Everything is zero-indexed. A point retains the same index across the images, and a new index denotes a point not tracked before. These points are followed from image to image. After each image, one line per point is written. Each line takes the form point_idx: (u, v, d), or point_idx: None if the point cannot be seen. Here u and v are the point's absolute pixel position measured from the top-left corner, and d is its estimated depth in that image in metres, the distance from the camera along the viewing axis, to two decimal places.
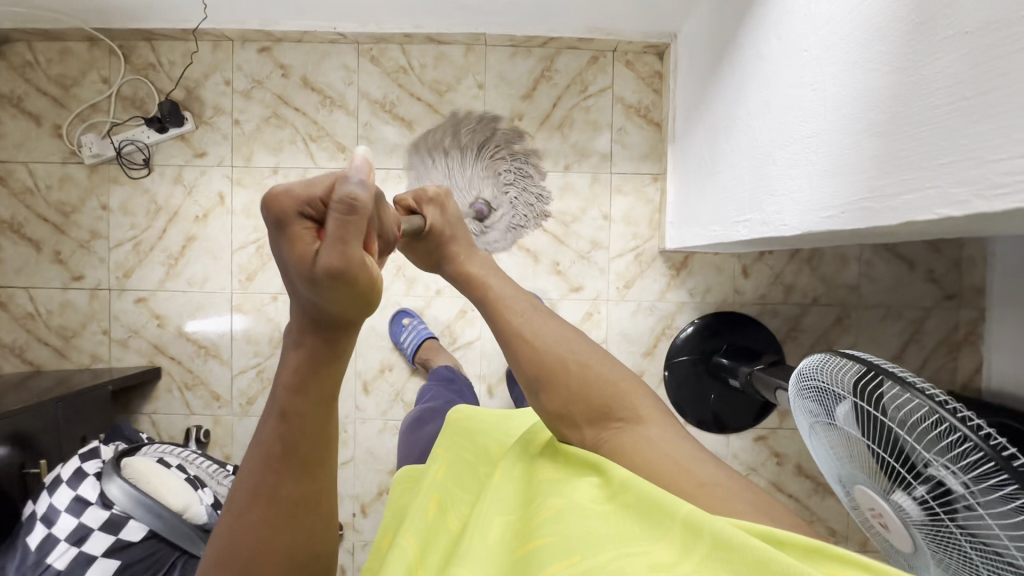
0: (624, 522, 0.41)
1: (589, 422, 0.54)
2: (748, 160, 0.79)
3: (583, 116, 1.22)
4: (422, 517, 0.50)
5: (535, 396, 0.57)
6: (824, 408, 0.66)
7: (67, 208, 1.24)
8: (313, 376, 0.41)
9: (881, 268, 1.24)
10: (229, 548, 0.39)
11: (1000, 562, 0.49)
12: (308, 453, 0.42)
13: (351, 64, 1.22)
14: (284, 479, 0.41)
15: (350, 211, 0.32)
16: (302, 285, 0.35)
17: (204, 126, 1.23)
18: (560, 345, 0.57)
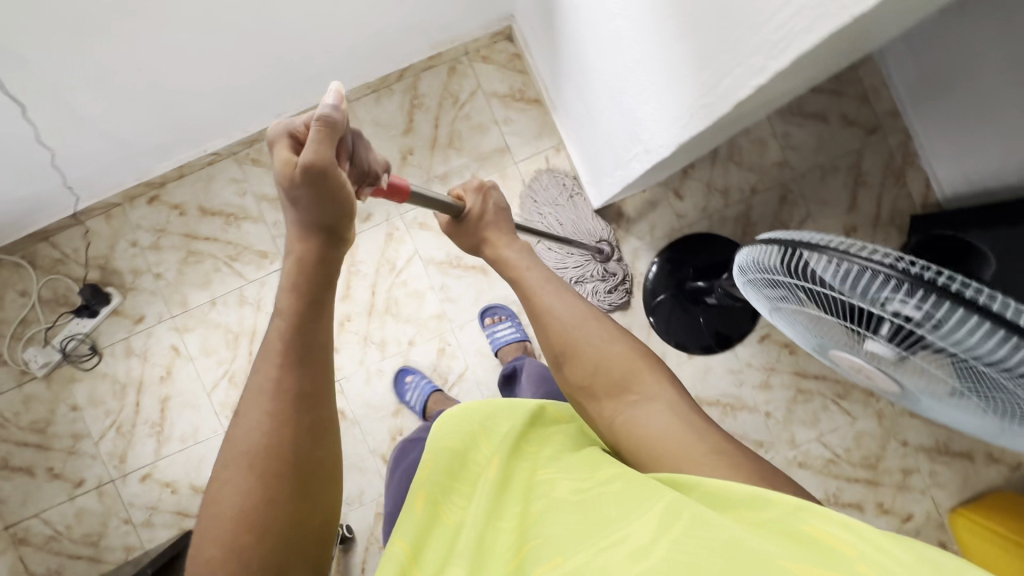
0: (602, 512, 0.48)
1: (607, 394, 0.63)
2: (612, 101, 0.80)
3: (467, 124, 1.24)
4: (408, 526, 0.54)
5: (560, 367, 0.67)
6: (772, 297, 0.67)
7: (41, 424, 1.24)
8: (301, 300, 0.51)
9: (799, 134, 1.24)
10: (236, 452, 0.47)
11: (971, 376, 0.50)
12: (307, 351, 0.51)
13: (237, 175, 1.23)
14: (286, 369, 0.50)
15: (326, 125, 0.49)
16: (287, 194, 0.50)
17: (131, 292, 1.24)
18: (580, 322, 0.67)
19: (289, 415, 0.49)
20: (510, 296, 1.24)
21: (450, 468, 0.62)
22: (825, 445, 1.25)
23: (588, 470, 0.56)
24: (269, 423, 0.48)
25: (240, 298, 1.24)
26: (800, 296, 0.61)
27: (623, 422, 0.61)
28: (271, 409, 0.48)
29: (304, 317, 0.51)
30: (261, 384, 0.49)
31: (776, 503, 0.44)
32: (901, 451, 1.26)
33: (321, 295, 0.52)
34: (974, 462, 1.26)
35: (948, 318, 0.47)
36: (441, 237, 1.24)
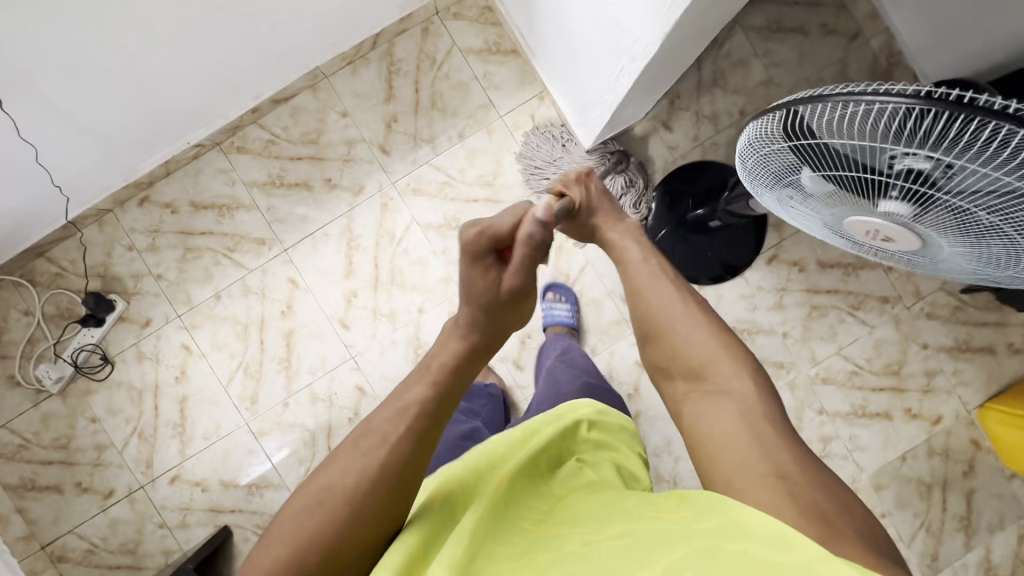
0: (608, 556, 0.44)
1: (686, 378, 0.66)
2: (590, 18, 0.79)
3: (447, 84, 1.22)
4: (423, 526, 0.53)
5: (647, 347, 0.72)
6: (782, 177, 0.66)
7: (63, 440, 1.24)
8: (445, 383, 0.62)
9: (781, 51, 1.23)
10: (341, 482, 0.54)
11: (996, 200, 0.50)
12: (430, 426, 0.59)
13: (224, 165, 1.22)
14: (406, 435, 0.57)
15: (532, 246, 0.63)
16: (480, 302, 0.65)
17: (134, 297, 1.23)
18: (662, 305, 0.71)
19: (393, 474, 0.55)
20: None
21: (478, 467, 0.59)
22: (845, 358, 1.25)
23: (603, 520, 0.51)
24: (373, 476, 0.54)
25: (244, 288, 1.23)
26: (812, 163, 0.61)
27: (695, 409, 0.63)
28: (382, 461, 0.55)
29: (443, 395, 0.61)
30: (381, 433, 0.57)
31: (796, 551, 0.36)
32: (923, 353, 1.25)
33: (463, 380, 0.64)
34: (996, 356, 1.25)
35: (972, 139, 0.46)
36: (436, 200, 1.23)
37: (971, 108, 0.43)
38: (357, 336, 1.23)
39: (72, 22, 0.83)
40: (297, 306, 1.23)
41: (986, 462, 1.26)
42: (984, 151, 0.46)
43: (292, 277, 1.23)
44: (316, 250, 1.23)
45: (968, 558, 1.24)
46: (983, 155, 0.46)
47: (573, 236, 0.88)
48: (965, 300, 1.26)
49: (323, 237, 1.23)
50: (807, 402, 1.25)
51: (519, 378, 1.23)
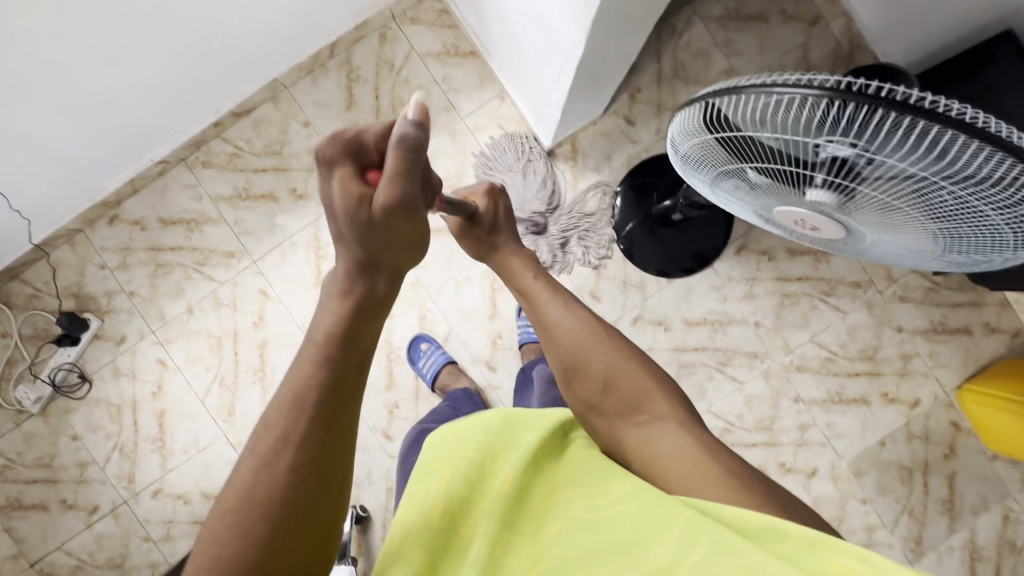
0: (620, 528, 0.46)
1: (618, 413, 0.63)
2: (525, 18, 0.79)
3: (407, 89, 1.23)
4: (423, 532, 0.52)
5: (570, 386, 0.67)
6: (714, 164, 0.65)
7: (46, 459, 1.26)
8: (337, 355, 0.51)
9: (741, 39, 1.22)
10: (245, 493, 0.46)
11: (915, 191, 0.50)
12: (327, 415, 0.49)
13: (190, 181, 1.23)
14: (305, 425, 0.48)
15: (409, 149, 0.49)
16: (348, 227, 0.51)
17: (108, 314, 1.25)
18: (579, 339, 0.67)
19: (305, 479, 0.48)
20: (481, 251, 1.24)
21: (469, 475, 0.57)
22: (819, 345, 1.25)
23: (602, 481, 0.53)
24: (291, 479, 0.47)
25: (216, 301, 1.24)
26: (741, 151, 0.60)
27: (637, 443, 0.60)
28: (292, 461, 0.47)
29: (339, 368, 0.51)
30: (281, 429, 0.48)
31: (790, 537, 0.41)
32: (898, 337, 1.25)
33: (355, 324, 0.53)
34: (973, 336, 1.24)
35: (890, 130, 0.45)
36: None
37: (883, 101, 0.42)
38: None
39: (17, 43, 0.85)
40: (268, 317, 1.24)
41: (967, 444, 1.25)
42: (899, 141, 0.46)
43: (263, 288, 1.24)
44: (285, 260, 1.24)
45: (953, 541, 1.23)
46: (897, 144, 0.46)
47: (472, 253, 0.82)
48: (938, 282, 1.25)
49: (291, 247, 1.24)
50: (783, 390, 1.24)
51: (492, 379, 1.23)
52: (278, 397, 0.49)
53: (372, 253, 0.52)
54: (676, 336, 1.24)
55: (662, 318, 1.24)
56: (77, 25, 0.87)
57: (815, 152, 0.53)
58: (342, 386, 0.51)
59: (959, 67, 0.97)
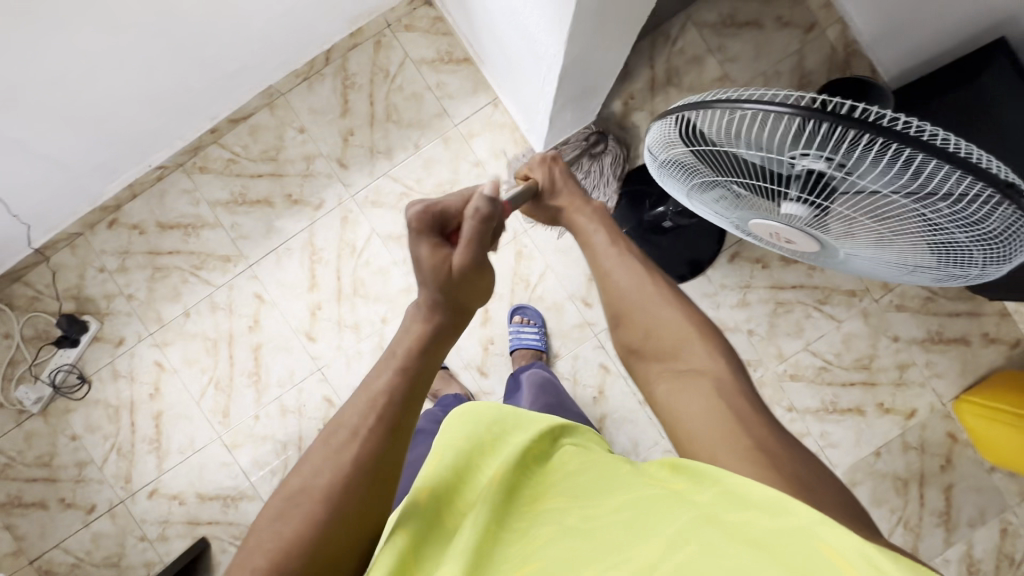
0: (610, 531, 0.43)
1: (659, 360, 0.65)
2: (510, 29, 0.80)
3: (401, 95, 1.24)
4: (412, 518, 0.49)
5: (616, 329, 0.70)
6: (692, 174, 0.65)
7: (46, 458, 1.28)
8: (414, 367, 0.54)
9: (735, 46, 1.22)
10: (317, 485, 0.47)
11: (888, 208, 0.50)
12: (399, 419, 0.51)
13: (188, 186, 1.25)
14: (380, 427, 0.50)
15: (481, 220, 0.55)
16: (435, 285, 0.56)
17: (107, 317, 1.27)
18: (630, 286, 0.69)
19: (372, 469, 0.49)
20: None
21: (460, 468, 0.54)
22: (813, 354, 1.24)
23: (599, 488, 0.50)
24: (354, 471, 0.48)
25: (212, 305, 1.26)
26: (717, 163, 0.59)
27: (670, 394, 0.61)
28: (362, 454, 0.49)
29: (417, 377, 0.54)
30: (352, 425, 0.50)
31: (790, 513, 0.38)
32: (894, 346, 1.23)
33: (437, 351, 0.57)
34: (971, 346, 1.23)
35: (860, 148, 0.45)
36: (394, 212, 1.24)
37: (852, 122, 0.42)
38: (323, 348, 1.25)
39: (15, 54, 0.87)
40: (263, 321, 1.26)
41: (965, 455, 1.23)
42: (871, 157, 0.45)
43: (258, 292, 1.26)
44: (280, 264, 1.25)
45: (949, 554, 1.22)
46: (869, 160, 0.45)
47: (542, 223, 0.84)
48: (936, 291, 1.23)
49: (286, 252, 1.25)
50: (776, 399, 1.24)
51: (484, 384, 1.23)
52: (355, 405, 0.51)
53: (453, 299, 0.57)
54: None
55: None
56: (75, 36, 0.89)
57: (789, 165, 0.52)
58: (413, 395, 0.53)
59: (951, 74, 0.96)
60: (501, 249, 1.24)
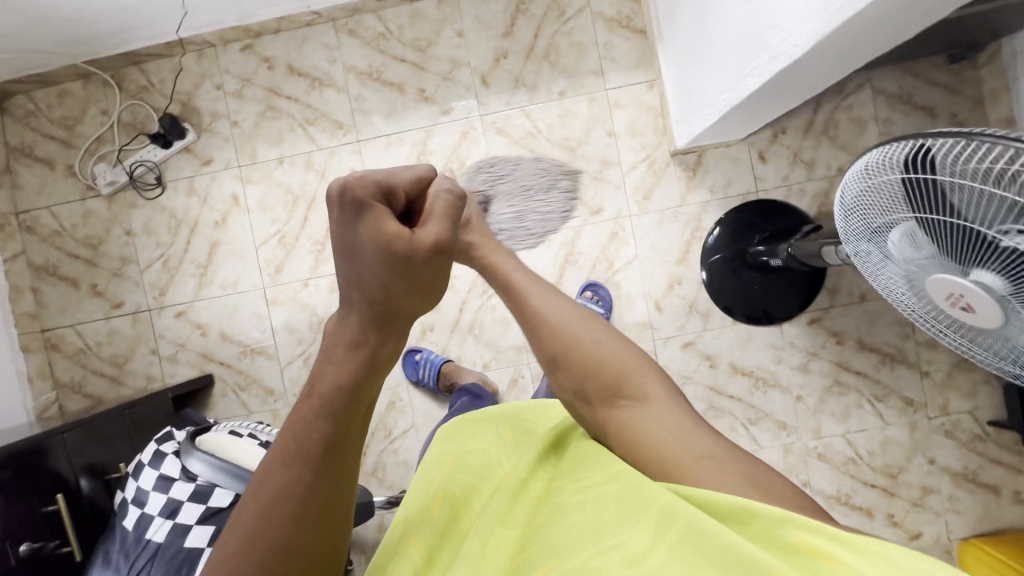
0: (605, 513, 0.48)
1: (600, 398, 0.60)
2: (742, 8, 0.76)
3: (567, 39, 1.22)
4: (425, 523, 0.56)
5: (552, 372, 0.63)
6: (891, 203, 0.63)
7: (95, 240, 1.28)
8: (345, 410, 0.44)
9: (901, 123, 1.19)
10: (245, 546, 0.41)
11: None
12: (334, 455, 0.44)
13: (331, 42, 1.24)
14: (315, 474, 0.43)
15: (456, 200, 0.44)
16: (381, 266, 0.41)
17: (205, 134, 1.26)
18: (578, 322, 0.63)
19: (310, 520, 0.43)
20: (570, 220, 1.23)
21: (467, 473, 0.62)
22: (848, 443, 1.23)
23: (592, 470, 0.55)
24: (292, 527, 0.42)
25: (307, 162, 1.25)
26: (923, 202, 0.58)
27: (617, 430, 0.58)
28: (294, 514, 0.42)
29: (348, 417, 0.45)
30: (284, 480, 0.43)
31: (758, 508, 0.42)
32: (926, 468, 1.22)
33: (359, 382, 0.45)
34: (999, 498, 1.22)
35: None
36: (515, 146, 1.23)
37: None
38: None
39: None
40: None
41: None
42: None
43: (355, 169, 1.25)
44: (387, 151, 1.24)
45: None
46: None
47: None
48: (989, 432, 1.21)
49: (397, 142, 1.24)
50: (795, 469, 1.23)
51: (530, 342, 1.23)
52: (263, 487, 0.43)
53: (403, 293, 0.43)
54: (717, 375, 1.23)
55: (711, 353, 1.23)
56: None
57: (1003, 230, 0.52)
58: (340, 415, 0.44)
59: None
60: (599, 224, 1.23)
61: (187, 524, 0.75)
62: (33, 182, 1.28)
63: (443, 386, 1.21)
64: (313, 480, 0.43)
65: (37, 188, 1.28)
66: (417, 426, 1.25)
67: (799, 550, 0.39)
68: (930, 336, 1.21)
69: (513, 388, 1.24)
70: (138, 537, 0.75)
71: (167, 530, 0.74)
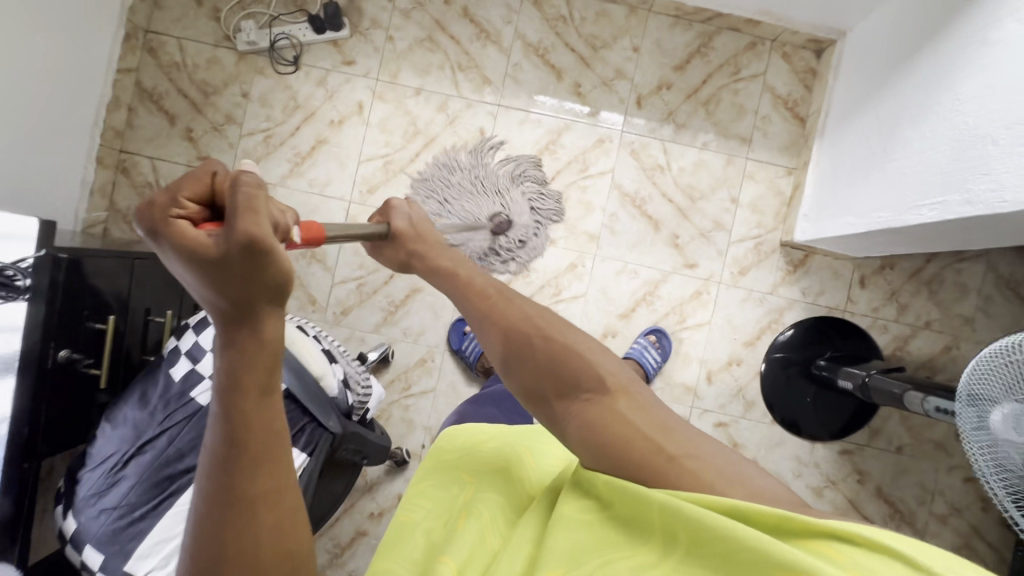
0: (607, 528, 0.43)
1: (556, 395, 0.51)
2: (949, 144, 0.78)
3: (731, 97, 1.22)
4: (457, 542, 0.47)
5: (505, 373, 0.53)
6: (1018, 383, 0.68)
7: (209, 89, 1.26)
8: (237, 408, 0.37)
9: (1000, 306, 1.21)
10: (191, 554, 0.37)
11: None
12: (260, 449, 0.38)
13: (514, 4, 1.23)
14: (236, 473, 0.37)
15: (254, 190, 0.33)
16: (199, 278, 0.33)
17: (358, 36, 1.25)
18: (525, 318, 0.54)
19: (238, 524, 0.37)
20: (662, 263, 1.23)
21: (482, 488, 0.54)
22: None
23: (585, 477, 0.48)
24: (215, 536, 0.37)
25: (442, 104, 1.24)
26: None
27: (580, 428, 0.49)
28: (219, 524, 0.37)
29: (258, 414, 0.37)
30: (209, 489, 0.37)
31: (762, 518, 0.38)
32: None
33: (250, 378, 0.36)
34: None
35: None
36: (641, 173, 1.23)
37: None
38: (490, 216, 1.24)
39: None
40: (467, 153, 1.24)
41: None
42: None
43: (484, 129, 1.24)
44: (520, 126, 1.24)
45: None
46: None
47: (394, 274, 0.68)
48: None
49: (533, 122, 1.24)
50: None
51: None
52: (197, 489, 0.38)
53: (245, 294, 0.33)
54: None
55: (738, 442, 1.23)
56: None
57: None
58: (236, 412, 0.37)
59: None
60: (687, 278, 1.23)
61: None
62: (175, 10, 1.26)
63: (480, 366, 1.20)
64: (236, 478, 0.37)
65: (176, 16, 1.26)
66: (437, 392, 1.24)
67: (808, 547, 0.36)
68: (945, 512, 1.21)
69: None
70: (183, 391, 0.73)
71: (212, 396, 0.72)
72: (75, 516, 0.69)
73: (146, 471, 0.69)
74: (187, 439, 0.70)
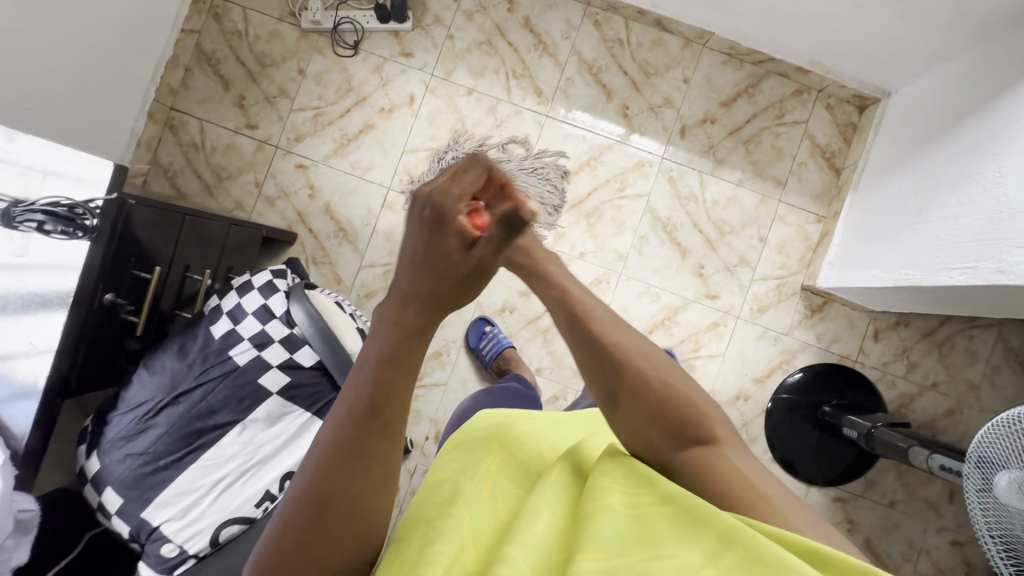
0: (653, 522, 0.35)
1: (665, 438, 0.43)
2: (986, 214, 0.81)
3: (773, 140, 1.26)
4: (476, 513, 0.41)
5: (608, 406, 0.44)
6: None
7: (266, 60, 1.29)
8: (387, 377, 0.36)
9: (1006, 377, 1.23)
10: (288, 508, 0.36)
11: None
12: (393, 417, 0.36)
13: (574, 21, 1.27)
14: (362, 435, 0.36)
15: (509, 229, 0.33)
16: (419, 260, 0.35)
17: (420, 30, 1.28)
18: (640, 352, 0.44)
19: (350, 484, 0.36)
20: (684, 290, 1.25)
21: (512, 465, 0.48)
22: None
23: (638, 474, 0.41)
24: (321, 490, 0.35)
25: (491, 107, 1.27)
26: None
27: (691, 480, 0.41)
28: (328, 479, 0.35)
29: (396, 387, 0.36)
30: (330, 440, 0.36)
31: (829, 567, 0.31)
32: None
33: (406, 357, 0.36)
34: None
35: None
36: (675, 201, 1.26)
37: None
38: None
39: None
40: None
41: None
42: None
43: (528, 136, 1.27)
44: (564, 139, 1.27)
45: None
46: None
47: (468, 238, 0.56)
48: None
49: (578, 137, 1.27)
50: None
51: None
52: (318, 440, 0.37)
53: (439, 295, 0.36)
54: None
55: None
56: None
57: None
58: (377, 417, 0.36)
59: None
60: (707, 308, 1.25)
61: (267, 362, 0.74)
62: None
63: (494, 366, 1.20)
64: (364, 437, 0.36)
65: None
66: (448, 387, 1.25)
67: None
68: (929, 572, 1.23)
69: (551, 403, 1.24)
70: (221, 349, 0.74)
71: (249, 357, 0.74)
72: (100, 457, 0.70)
73: (176, 423, 0.70)
74: (220, 397, 0.72)
